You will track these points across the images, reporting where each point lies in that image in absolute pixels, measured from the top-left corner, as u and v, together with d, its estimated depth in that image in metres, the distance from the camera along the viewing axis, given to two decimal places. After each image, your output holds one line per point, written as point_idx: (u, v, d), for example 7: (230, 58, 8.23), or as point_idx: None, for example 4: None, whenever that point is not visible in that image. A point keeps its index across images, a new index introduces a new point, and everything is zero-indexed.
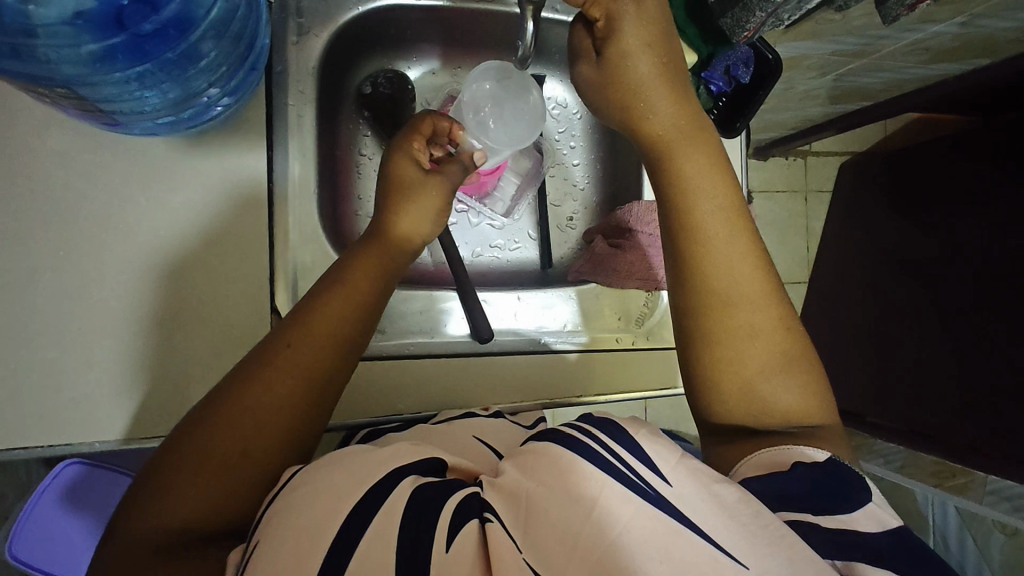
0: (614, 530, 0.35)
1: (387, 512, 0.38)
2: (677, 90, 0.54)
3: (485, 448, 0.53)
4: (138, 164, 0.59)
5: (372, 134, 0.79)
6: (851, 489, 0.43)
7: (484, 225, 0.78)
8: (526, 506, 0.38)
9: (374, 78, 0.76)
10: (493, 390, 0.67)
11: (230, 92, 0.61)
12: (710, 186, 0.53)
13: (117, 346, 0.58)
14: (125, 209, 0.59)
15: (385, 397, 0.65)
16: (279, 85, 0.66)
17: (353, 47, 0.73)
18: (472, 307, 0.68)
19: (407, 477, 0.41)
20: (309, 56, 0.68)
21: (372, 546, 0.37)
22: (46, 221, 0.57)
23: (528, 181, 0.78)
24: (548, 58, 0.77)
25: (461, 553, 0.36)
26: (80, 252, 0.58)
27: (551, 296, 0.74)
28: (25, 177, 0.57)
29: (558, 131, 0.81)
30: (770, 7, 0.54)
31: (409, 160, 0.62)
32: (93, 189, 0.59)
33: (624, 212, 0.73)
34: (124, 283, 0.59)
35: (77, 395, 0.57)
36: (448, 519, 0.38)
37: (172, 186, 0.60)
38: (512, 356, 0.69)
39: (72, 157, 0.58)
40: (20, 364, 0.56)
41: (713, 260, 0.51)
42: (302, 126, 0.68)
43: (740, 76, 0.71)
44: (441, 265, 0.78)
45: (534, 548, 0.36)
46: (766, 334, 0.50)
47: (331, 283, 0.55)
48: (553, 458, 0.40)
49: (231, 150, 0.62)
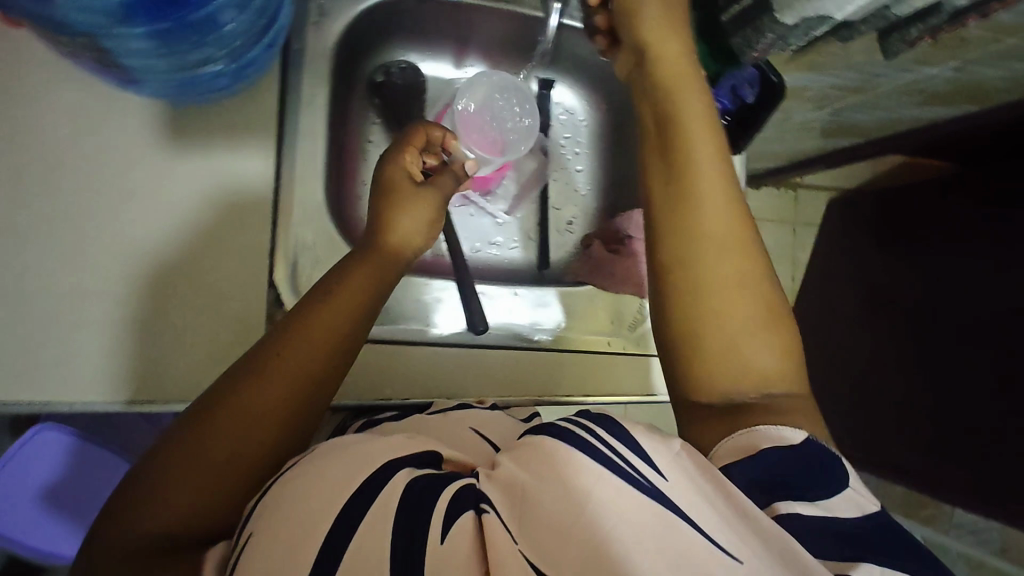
0: (613, 523, 0.35)
1: (378, 514, 0.38)
2: (676, 22, 0.53)
3: (482, 440, 0.53)
4: (147, 127, 0.60)
5: (380, 122, 0.79)
6: (830, 475, 0.42)
7: (485, 219, 0.77)
8: (521, 499, 0.38)
9: (387, 67, 0.76)
10: (483, 384, 0.67)
11: (239, 66, 0.60)
12: (711, 174, 0.49)
13: (110, 305, 0.57)
14: (130, 169, 0.59)
15: (376, 383, 0.65)
16: (294, 65, 0.67)
17: (370, 35, 0.73)
18: (469, 297, 0.67)
19: (404, 468, 0.42)
20: (327, 38, 0.68)
21: (367, 539, 0.37)
22: (48, 177, 0.57)
23: (531, 182, 0.79)
24: (561, 64, 0.78)
25: (456, 547, 0.36)
26: (80, 208, 0.58)
27: (544, 293, 0.73)
28: (33, 140, 0.57)
29: (564, 137, 0.81)
30: (781, 29, 0.54)
31: (400, 169, 0.62)
32: (101, 149, 0.59)
33: (620, 221, 0.74)
34: (123, 244, 0.58)
35: (61, 353, 0.56)
36: (442, 514, 0.38)
37: (182, 163, 0.60)
38: (503, 354, 0.68)
39: (81, 118, 0.58)
40: (8, 318, 0.55)
41: (709, 246, 0.48)
42: (315, 106, 0.68)
43: (744, 96, 0.67)
44: (441, 256, 0.77)
45: (531, 542, 0.36)
46: (738, 285, 0.47)
47: (338, 280, 0.55)
48: (545, 446, 0.41)
49: (243, 127, 0.62)
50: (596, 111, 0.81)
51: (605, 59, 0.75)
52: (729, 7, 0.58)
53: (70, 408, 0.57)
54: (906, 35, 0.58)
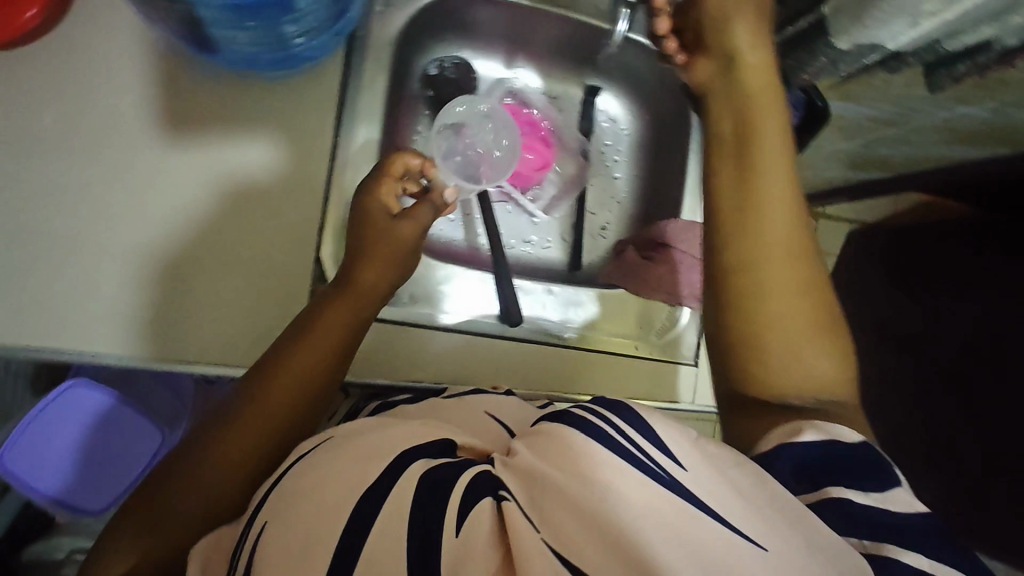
0: (633, 516, 0.36)
1: (396, 496, 0.41)
2: (760, 33, 0.52)
3: (496, 424, 0.55)
4: (210, 102, 0.62)
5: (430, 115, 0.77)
6: (880, 470, 0.43)
7: (520, 216, 0.76)
8: (540, 486, 0.39)
9: (441, 62, 0.75)
10: (504, 378, 0.66)
11: (311, 45, 0.62)
12: (782, 186, 0.50)
13: (161, 266, 0.60)
14: (194, 138, 0.62)
15: (398, 366, 0.65)
16: (359, 51, 0.67)
17: (428, 29, 0.72)
18: (505, 287, 0.69)
19: (418, 460, 0.44)
20: (388, 30, 0.68)
21: (386, 523, 0.40)
22: (115, 142, 0.60)
23: (569, 185, 0.78)
24: (606, 73, 0.77)
25: (476, 531, 0.38)
26: (144, 170, 0.60)
27: (578, 291, 0.72)
28: (107, 106, 0.60)
29: (605, 142, 0.79)
30: (836, 52, 0.56)
31: (377, 204, 0.60)
32: (167, 119, 0.61)
33: (661, 227, 0.72)
34: (180, 208, 0.61)
35: (114, 308, 0.59)
36: (458, 500, 0.40)
37: (245, 143, 0.62)
38: (525, 349, 0.67)
39: (149, 89, 0.61)
40: (68, 270, 0.59)
41: (776, 255, 0.49)
42: (373, 94, 0.68)
43: (789, 118, 0.68)
44: (474, 248, 0.74)
45: (551, 529, 0.37)
46: (801, 294, 0.49)
47: (343, 289, 0.58)
48: (563, 435, 0.41)
49: (305, 107, 0.64)
50: (640, 118, 0.78)
51: (653, 67, 0.73)
52: (784, 27, 0.59)
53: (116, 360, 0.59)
54: (954, 70, 0.59)
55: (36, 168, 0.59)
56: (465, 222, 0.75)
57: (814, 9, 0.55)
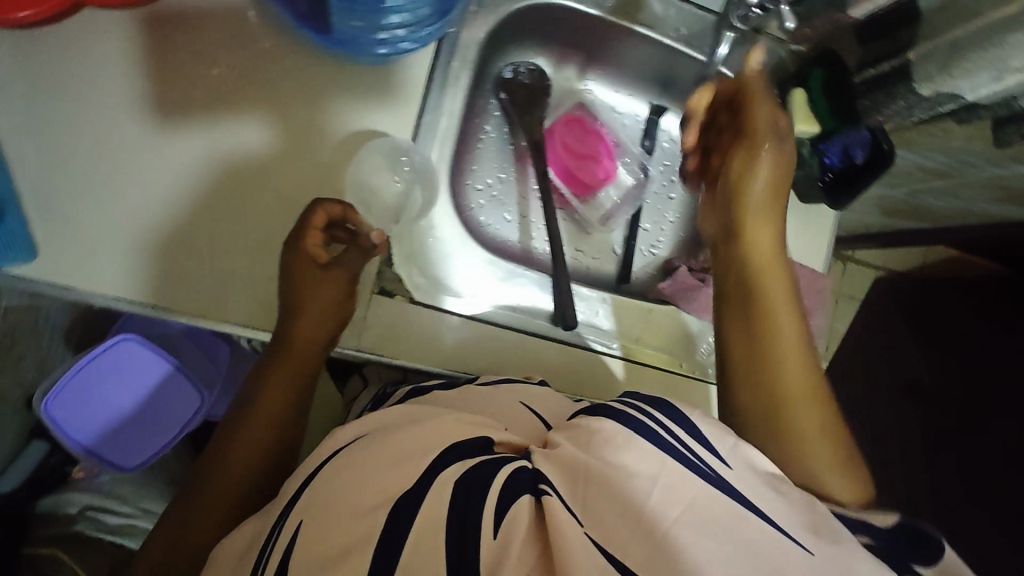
0: (679, 508, 0.38)
1: (435, 497, 0.41)
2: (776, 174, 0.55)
3: (530, 412, 0.55)
4: (279, 72, 0.58)
5: (499, 114, 0.73)
6: (926, 547, 0.43)
7: (576, 225, 0.76)
8: (583, 480, 0.40)
9: (516, 65, 0.71)
10: (538, 370, 0.63)
11: (391, 52, 0.57)
12: (786, 321, 0.52)
13: (194, 223, 0.55)
14: (251, 94, 0.57)
15: (421, 344, 0.60)
16: (450, 45, 0.62)
17: (514, 32, 0.68)
18: (563, 291, 0.65)
19: (456, 460, 0.44)
20: (477, 29, 0.64)
21: (426, 528, 0.40)
22: (170, 95, 0.56)
23: (627, 200, 0.77)
24: (675, 92, 0.76)
25: (514, 531, 0.38)
26: (194, 124, 0.56)
27: (633, 303, 0.69)
28: (166, 57, 0.56)
29: (662, 164, 0.79)
30: (914, 100, 0.60)
31: (301, 255, 0.55)
32: (230, 80, 0.57)
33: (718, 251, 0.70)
34: (227, 168, 0.56)
35: (130, 255, 0.54)
36: (495, 501, 0.40)
37: (334, 108, 0.58)
38: (562, 349, 0.64)
39: (211, 53, 0.57)
40: (91, 211, 0.54)
41: (783, 388, 0.50)
42: (457, 86, 0.63)
43: (856, 157, 0.64)
44: (528, 250, 0.74)
45: (594, 522, 0.38)
46: (814, 427, 0.50)
47: (291, 332, 0.56)
48: (607, 429, 0.44)
49: (380, 88, 0.59)
50: None
51: None
52: (865, 69, 0.63)
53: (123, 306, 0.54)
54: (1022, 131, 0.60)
55: (107, 101, 0.55)
56: (521, 223, 0.74)
57: (899, 54, 0.58)
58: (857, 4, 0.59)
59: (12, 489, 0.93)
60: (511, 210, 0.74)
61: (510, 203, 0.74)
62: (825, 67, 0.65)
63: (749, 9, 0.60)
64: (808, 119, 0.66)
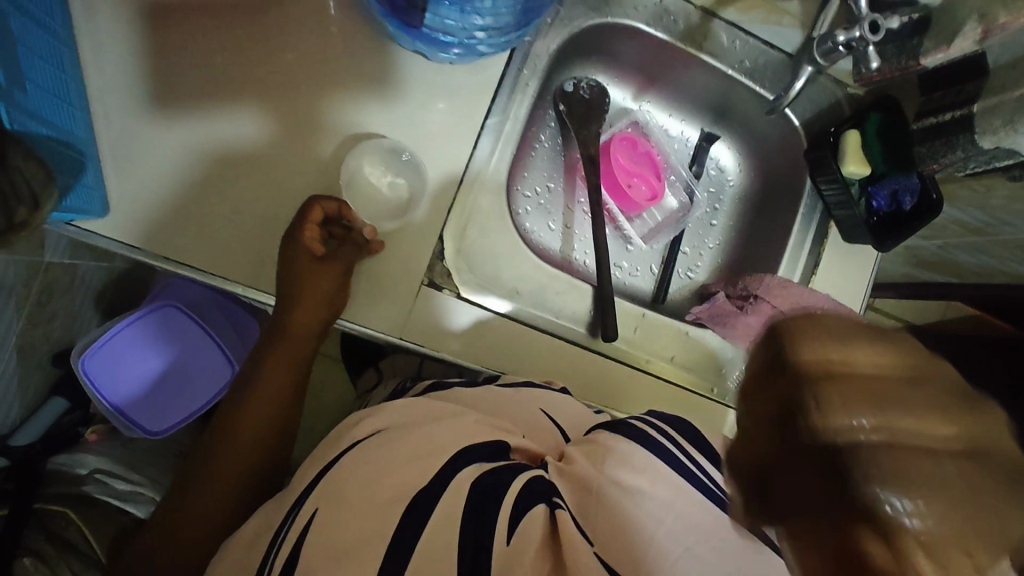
0: (681, 531, 0.44)
1: (446, 507, 0.44)
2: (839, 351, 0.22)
3: (552, 424, 0.58)
4: (357, 62, 0.58)
5: (555, 125, 0.75)
6: None
7: (619, 241, 0.77)
8: (594, 496, 0.47)
9: (578, 80, 0.72)
10: (568, 378, 0.65)
11: (462, 53, 0.58)
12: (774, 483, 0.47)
13: (254, 202, 0.56)
14: (327, 81, 0.57)
15: (454, 343, 0.61)
16: (522, 55, 0.63)
17: (582, 47, 0.70)
18: (608, 302, 0.65)
19: (472, 464, 0.48)
20: (549, 43, 0.65)
21: (438, 535, 0.42)
22: (247, 71, 0.56)
23: (669, 223, 0.77)
24: (730, 122, 0.77)
25: (523, 544, 0.42)
26: (266, 103, 0.56)
27: (674, 324, 0.71)
28: (249, 33, 0.56)
29: (707, 191, 0.80)
30: (974, 150, 0.60)
31: (298, 249, 0.56)
32: (305, 61, 0.57)
33: (756, 279, 0.68)
34: (292, 151, 0.57)
35: (189, 226, 0.55)
36: (507, 514, 0.43)
37: (410, 102, 0.59)
38: (595, 361, 0.66)
39: (292, 31, 0.57)
40: (150, 175, 0.54)
41: None
42: (524, 94, 0.64)
43: (903, 203, 0.67)
44: (567, 259, 0.75)
45: (603, 539, 0.44)
46: None
47: (289, 324, 0.61)
48: (621, 446, 0.50)
49: (450, 89, 0.60)
50: (748, 174, 0.80)
51: (778, 128, 0.73)
52: (923, 118, 0.65)
53: (173, 269, 0.55)
54: None
55: (184, 66, 0.55)
56: (564, 233, 0.76)
57: (962, 106, 0.60)
58: (930, 54, 0.57)
59: (27, 444, 0.91)
60: (556, 219, 0.75)
61: (555, 212, 0.75)
62: (883, 111, 0.67)
63: (835, 45, 0.60)
64: (861, 161, 0.67)
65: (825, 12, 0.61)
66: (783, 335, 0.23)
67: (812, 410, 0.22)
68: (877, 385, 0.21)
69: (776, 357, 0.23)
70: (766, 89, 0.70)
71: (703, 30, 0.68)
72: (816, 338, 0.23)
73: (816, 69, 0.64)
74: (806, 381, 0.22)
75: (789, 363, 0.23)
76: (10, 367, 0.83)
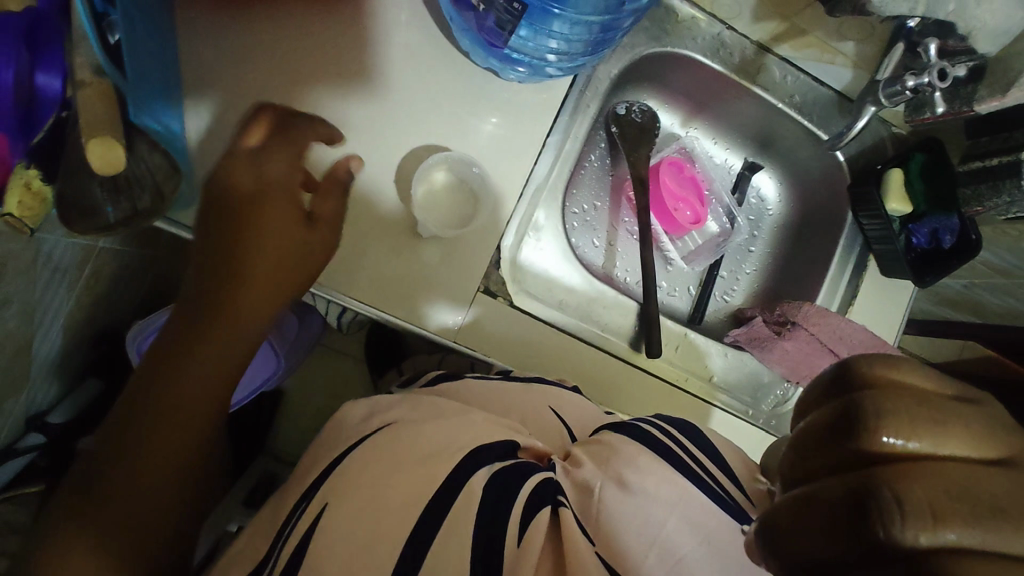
0: (696, 543, 0.39)
1: (462, 504, 0.40)
2: (908, 415, 0.22)
3: (554, 417, 0.54)
4: (433, 78, 0.61)
5: (604, 145, 0.77)
6: None
7: (659, 261, 0.79)
8: (598, 497, 0.41)
9: (632, 103, 0.74)
10: (606, 392, 0.66)
11: (530, 72, 0.62)
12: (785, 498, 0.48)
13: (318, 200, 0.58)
14: (402, 92, 0.60)
15: (492, 341, 0.62)
16: (585, 79, 0.66)
17: (641, 73, 0.73)
18: (654, 320, 0.67)
19: (483, 466, 0.43)
20: (612, 67, 0.68)
21: (451, 531, 0.38)
22: (327, 78, 0.58)
23: (707, 249, 0.79)
24: (773, 155, 0.80)
25: (530, 548, 0.37)
26: (341, 109, 0.59)
27: (711, 345, 0.74)
28: (336, 45, 0.59)
29: (747, 219, 0.82)
30: (1020, 196, 0.62)
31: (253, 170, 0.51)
32: (385, 74, 0.60)
33: (795, 307, 0.71)
34: (360, 154, 0.58)
35: None
36: (518, 514, 0.39)
37: (477, 117, 0.62)
38: (632, 374, 0.67)
39: (374, 45, 0.60)
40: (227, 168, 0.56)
41: None
42: (585, 114, 0.67)
43: (942, 240, 0.69)
44: (608, 274, 0.77)
45: (604, 543, 0.39)
46: None
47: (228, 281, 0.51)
48: (631, 448, 0.45)
49: (514, 107, 0.63)
50: (789, 205, 0.82)
51: (822, 160, 0.75)
52: (969, 161, 0.68)
53: None
54: None
55: (268, 68, 0.57)
56: (609, 250, 0.78)
57: (1011, 152, 0.63)
58: (985, 101, 0.59)
59: (63, 424, 0.86)
60: (600, 236, 0.77)
61: (601, 228, 0.77)
62: (927, 153, 0.70)
63: (902, 89, 0.62)
64: (903, 200, 0.69)
65: (890, 57, 0.63)
66: (862, 401, 0.23)
67: (894, 511, 0.20)
68: (963, 479, 0.21)
69: (845, 428, 0.23)
70: (815, 123, 0.73)
71: (757, 64, 0.71)
72: (898, 403, 0.22)
73: (880, 108, 0.66)
74: (878, 457, 0.22)
75: (867, 442, 0.22)
76: (56, 344, 0.81)
